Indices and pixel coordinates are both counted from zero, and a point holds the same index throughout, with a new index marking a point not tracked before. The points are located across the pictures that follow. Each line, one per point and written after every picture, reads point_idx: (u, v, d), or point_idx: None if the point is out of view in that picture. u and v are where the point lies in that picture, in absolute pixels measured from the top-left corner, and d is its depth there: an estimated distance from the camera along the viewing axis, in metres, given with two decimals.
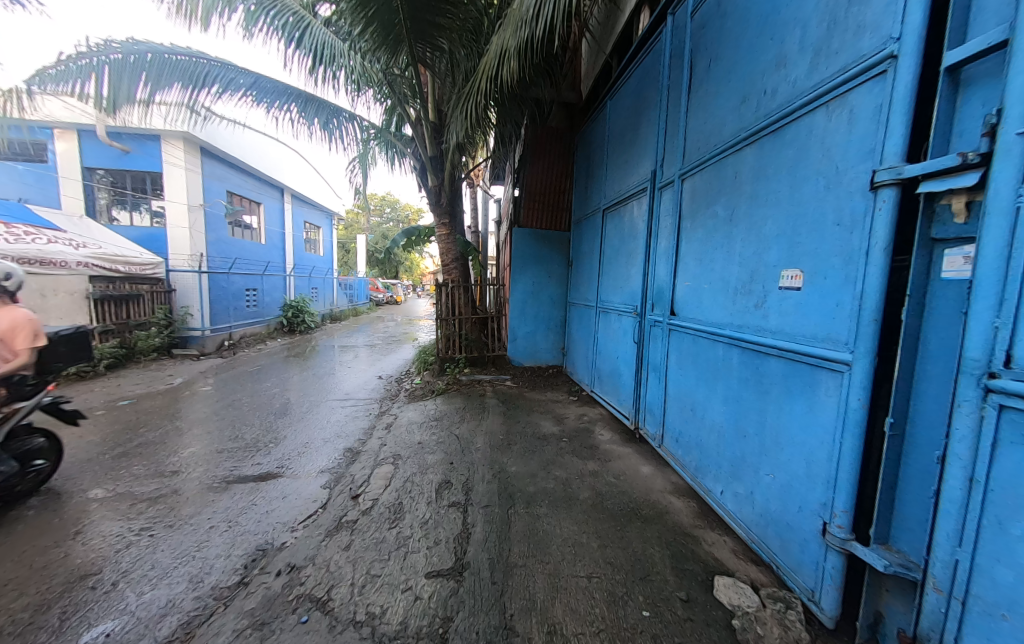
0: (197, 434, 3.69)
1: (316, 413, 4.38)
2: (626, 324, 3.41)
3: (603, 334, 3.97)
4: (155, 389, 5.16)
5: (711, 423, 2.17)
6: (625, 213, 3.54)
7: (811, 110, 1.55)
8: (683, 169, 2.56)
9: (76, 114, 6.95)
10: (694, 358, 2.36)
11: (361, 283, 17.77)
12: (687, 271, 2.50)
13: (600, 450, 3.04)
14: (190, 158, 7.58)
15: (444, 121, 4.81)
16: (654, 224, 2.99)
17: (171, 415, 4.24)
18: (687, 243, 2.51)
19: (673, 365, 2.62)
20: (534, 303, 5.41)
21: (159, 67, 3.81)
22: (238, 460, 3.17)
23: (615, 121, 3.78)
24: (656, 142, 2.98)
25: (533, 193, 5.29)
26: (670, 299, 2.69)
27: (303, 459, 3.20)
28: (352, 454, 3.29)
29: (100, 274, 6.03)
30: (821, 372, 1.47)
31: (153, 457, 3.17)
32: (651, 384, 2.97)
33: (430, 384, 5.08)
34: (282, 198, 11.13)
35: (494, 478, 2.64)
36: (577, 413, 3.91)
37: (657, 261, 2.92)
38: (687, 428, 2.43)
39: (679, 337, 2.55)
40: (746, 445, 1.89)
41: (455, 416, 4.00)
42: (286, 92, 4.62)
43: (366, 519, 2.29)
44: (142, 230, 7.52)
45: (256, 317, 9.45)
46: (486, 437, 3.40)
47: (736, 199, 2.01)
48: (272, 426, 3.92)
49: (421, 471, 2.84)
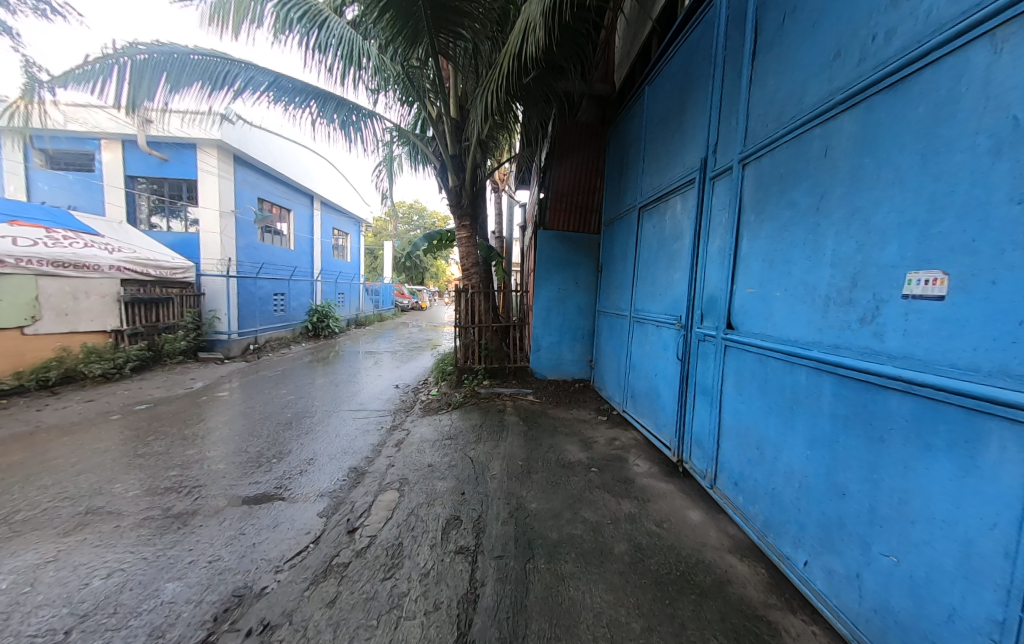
0: (204, 445, 3.53)
1: (327, 425, 4.14)
2: (667, 337, 2.95)
3: (638, 347, 3.52)
4: (174, 393, 5.12)
5: (786, 469, 1.72)
6: (667, 210, 3.09)
7: (961, 46, 1.10)
8: (744, 153, 2.12)
9: (121, 125, 7.29)
10: (758, 384, 1.92)
11: (387, 289, 17.90)
12: (748, 275, 2.06)
13: (636, 486, 2.59)
14: (222, 165, 7.77)
15: (466, 117, 4.53)
16: (703, 222, 2.54)
17: (183, 422, 4.13)
18: (750, 243, 2.05)
19: (730, 389, 2.16)
20: (560, 310, 5.01)
21: (180, 67, 3.80)
22: (238, 477, 2.95)
23: (654, 107, 3.36)
24: (707, 126, 2.54)
25: (561, 193, 4.91)
26: (726, 310, 2.23)
27: (305, 479, 2.93)
28: (356, 476, 2.98)
29: (132, 277, 6.17)
30: (989, 422, 1.00)
31: (152, 471, 2.99)
32: (699, 412, 2.50)
33: (446, 397, 4.78)
34: (312, 206, 11.35)
35: (510, 518, 2.24)
36: (607, 437, 3.45)
37: (709, 265, 2.46)
38: (748, 468, 1.98)
39: (738, 356, 2.09)
40: (847, 507, 1.42)
41: (471, 435, 3.63)
42: (305, 90, 4.46)
43: (359, 564, 1.95)
44: (176, 236, 7.72)
45: (282, 322, 9.55)
46: (503, 462, 3.02)
47: (828, 181, 1.56)
48: (280, 439, 3.71)
49: (428, 502, 2.49)
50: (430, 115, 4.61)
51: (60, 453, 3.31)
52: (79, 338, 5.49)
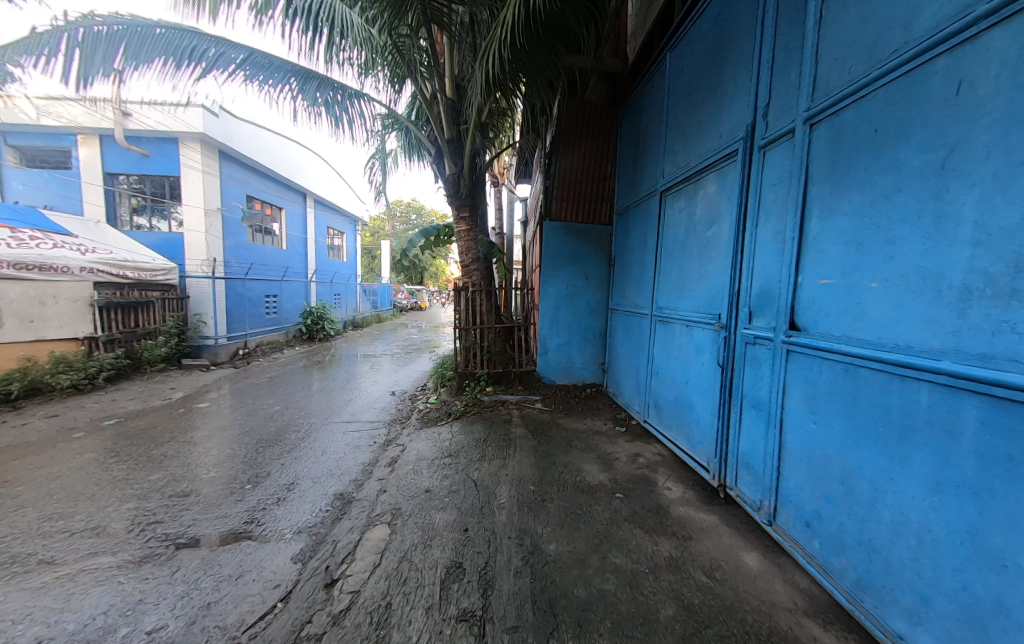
0: (171, 468, 3.10)
1: (314, 440, 3.73)
2: (701, 339, 2.53)
3: (661, 350, 3.09)
4: (150, 404, 4.71)
5: (894, 516, 1.31)
6: (698, 191, 2.67)
7: None
8: (811, 110, 1.70)
9: (97, 118, 6.87)
10: (843, 401, 1.50)
11: (385, 290, 17.48)
12: (822, 262, 1.63)
13: (672, 520, 2.16)
14: (206, 161, 7.33)
15: (463, 95, 4.10)
16: (750, 202, 2.12)
17: (152, 440, 3.70)
18: (822, 222, 1.63)
19: (795, 405, 1.74)
20: (569, 309, 4.58)
21: (140, 40, 3.44)
22: (202, 510, 2.52)
23: (679, 74, 2.93)
24: (753, 85, 2.11)
25: (569, 181, 4.47)
26: (787, 307, 1.81)
27: (280, 512, 2.50)
28: (341, 506, 2.56)
29: (107, 279, 5.77)
30: None
31: (104, 503, 2.57)
32: (748, 430, 2.09)
33: (446, 406, 4.36)
34: (304, 203, 10.89)
35: (524, 566, 1.82)
36: (629, 453, 3.03)
37: (759, 252, 2.04)
38: (827, 508, 1.56)
39: (808, 365, 1.67)
40: (1010, 585, 1.00)
41: (474, 452, 3.21)
42: (283, 68, 4.01)
43: (334, 638, 1.52)
44: (159, 235, 7.29)
45: (275, 325, 9.13)
46: (512, 487, 2.60)
47: (964, 128, 1.13)
48: (259, 459, 3.29)
49: (424, 543, 2.07)
50: (423, 95, 4.18)
51: (4, 479, 2.90)
52: (46, 347, 5.10)
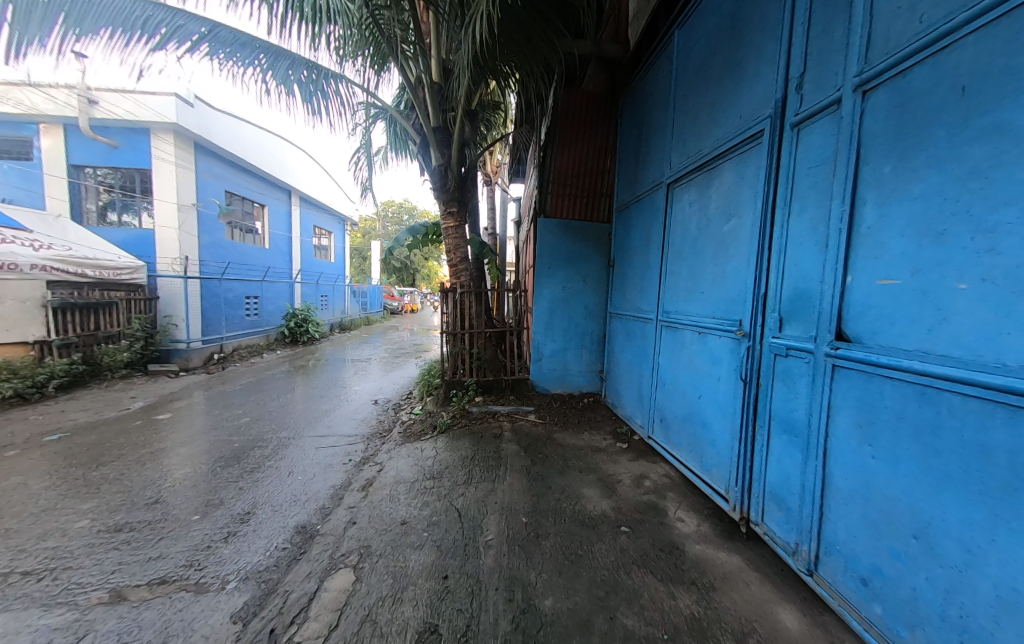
0: (109, 494, 2.69)
1: (282, 458, 3.35)
2: (717, 348, 2.23)
3: (668, 359, 2.79)
4: (104, 416, 4.27)
5: (998, 590, 1.00)
6: (712, 181, 2.37)
7: None
8: (865, 73, 1.40)
9: (60, 106, 6.39)
10: (917, 432, 1.20)
11: (376, 291, 17.01)
12: (881, 258, 1.33)
13: (689, 563, 1.83)
14: (181, 153, 6.91)
15: (451, 79, 3.79)
16: (779, 190, 1.82)
17: (95, 459, 3.27)
18: (880, 210, 1.34)
19: (844, 432, 1.43)
20: (565, 312, 4.26)
21: (84, 4, 3.11)
22: (134, 551, 2.12)
23: (688, 53, 2.63)
24: (784, 54, 1.82)
25: (565, 175, 4.16)
26: (831, 313, 1.51)
27: (227, 552, 2.11)
28: (301, 542, 2.18)
29: (62, 278, 5.36)
30: None
31: (17, 542, 2.17)
32: (778, 457, 1.78)
33: (431, 418, 4.00)
34: (289, 201, 10.47)
35: (513, 632, 1.48)
36: (633, 475, 2.71)
37: (792, 247, 1.73)
38: (894, 565, 1.26)
39: (863, 385, 1.37)
40: None
41: (459, 474, 2.85)
42: (250, 44, 3.70)
43: None
44: (128, 232, 6.82)
45: (255, 327, 8.67)
46: (501, 518, 2.25)
47: None
48: (215, 483, 2.90)
49: (393, 597, 1.71)
50: (407, 79, 3.86)
51: None
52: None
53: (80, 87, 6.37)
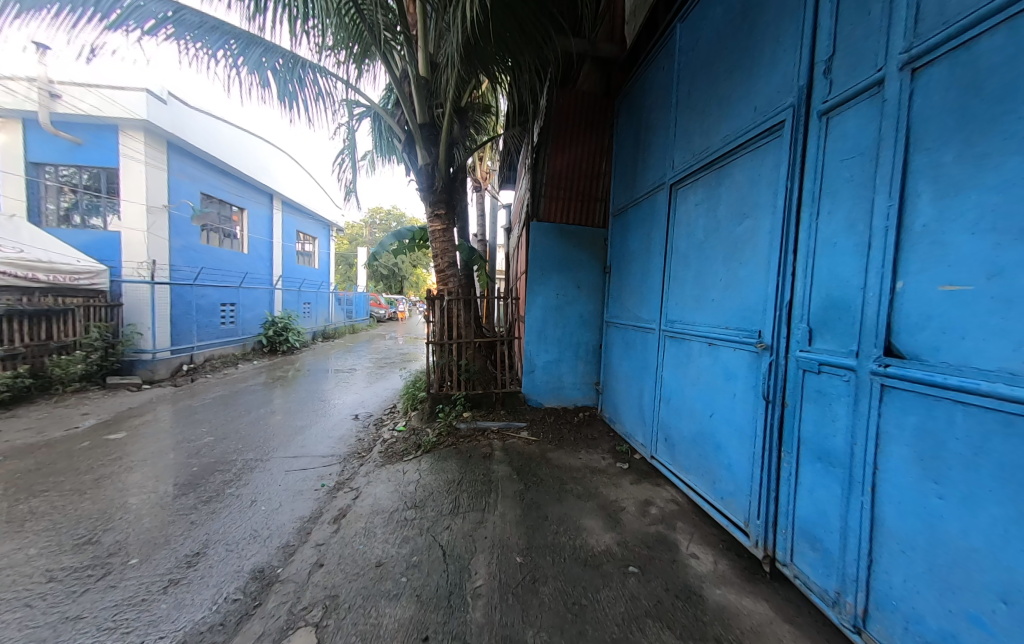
0: (34, 534, 2.31)
1: (246, 484, 2.99)
2: (732, 362, 2.01)
3: (673, 372, 2.56)
4: (48, 436, 3.84)
5: None
6: (722, 180, 2.19)
7: None
8: (915, 48, 1.21)
9: (19, 99, 5.97)
10: (1003, 470, 0.98)
11: (362, 298, 16.58)
12: (942, 260, 1.13)
13: (712, 615, 1.57)
14: (152, 151, 6.54)
15: (438, 74, 3.59)
16: (805, 185, 1.63)
17: (24, 489, 2.86)
18: (940, 204, 1.14)
19: (899, 465, 1.22)
20: (558, 321, 4.03)
21: None
22: (45, 610, 1.74)
23: (692, 46, 2.48)
24: (806, 37, 1.64)
25: (559, 177, 3.96)
26: (878, 324, 1.29)
27: (164, 608, 1.76)
28: (257, 591, 1.86)
29: (12, 282, 4.88)
30: None
31: None
32: (811, 488, 1.54)
33: (415, 436, 3.69)
34: (270, 205, 10.09)
35: None
36: (637, 501, 2.45)
37: (823, 249, 1.53)
38: (976, 634, 1.03)
39: (923, 409, 1.15)
40: None
41: (445, 502, 2.56)
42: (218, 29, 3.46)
43: None
44: (92, 234, 6.33)
45: (230, 336, 8.22)
46: (492, 557, 1.97)
47: None
48: (162, 515, 2.53)
49: None
50: (392, 74, 3.64)
51: None
52: None
53: (41, 79, 5.92)
